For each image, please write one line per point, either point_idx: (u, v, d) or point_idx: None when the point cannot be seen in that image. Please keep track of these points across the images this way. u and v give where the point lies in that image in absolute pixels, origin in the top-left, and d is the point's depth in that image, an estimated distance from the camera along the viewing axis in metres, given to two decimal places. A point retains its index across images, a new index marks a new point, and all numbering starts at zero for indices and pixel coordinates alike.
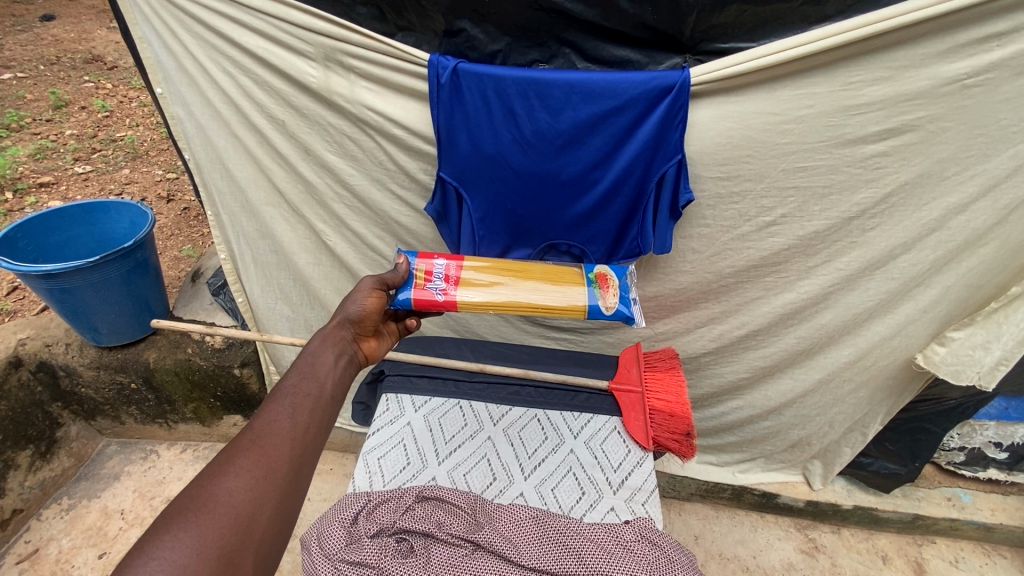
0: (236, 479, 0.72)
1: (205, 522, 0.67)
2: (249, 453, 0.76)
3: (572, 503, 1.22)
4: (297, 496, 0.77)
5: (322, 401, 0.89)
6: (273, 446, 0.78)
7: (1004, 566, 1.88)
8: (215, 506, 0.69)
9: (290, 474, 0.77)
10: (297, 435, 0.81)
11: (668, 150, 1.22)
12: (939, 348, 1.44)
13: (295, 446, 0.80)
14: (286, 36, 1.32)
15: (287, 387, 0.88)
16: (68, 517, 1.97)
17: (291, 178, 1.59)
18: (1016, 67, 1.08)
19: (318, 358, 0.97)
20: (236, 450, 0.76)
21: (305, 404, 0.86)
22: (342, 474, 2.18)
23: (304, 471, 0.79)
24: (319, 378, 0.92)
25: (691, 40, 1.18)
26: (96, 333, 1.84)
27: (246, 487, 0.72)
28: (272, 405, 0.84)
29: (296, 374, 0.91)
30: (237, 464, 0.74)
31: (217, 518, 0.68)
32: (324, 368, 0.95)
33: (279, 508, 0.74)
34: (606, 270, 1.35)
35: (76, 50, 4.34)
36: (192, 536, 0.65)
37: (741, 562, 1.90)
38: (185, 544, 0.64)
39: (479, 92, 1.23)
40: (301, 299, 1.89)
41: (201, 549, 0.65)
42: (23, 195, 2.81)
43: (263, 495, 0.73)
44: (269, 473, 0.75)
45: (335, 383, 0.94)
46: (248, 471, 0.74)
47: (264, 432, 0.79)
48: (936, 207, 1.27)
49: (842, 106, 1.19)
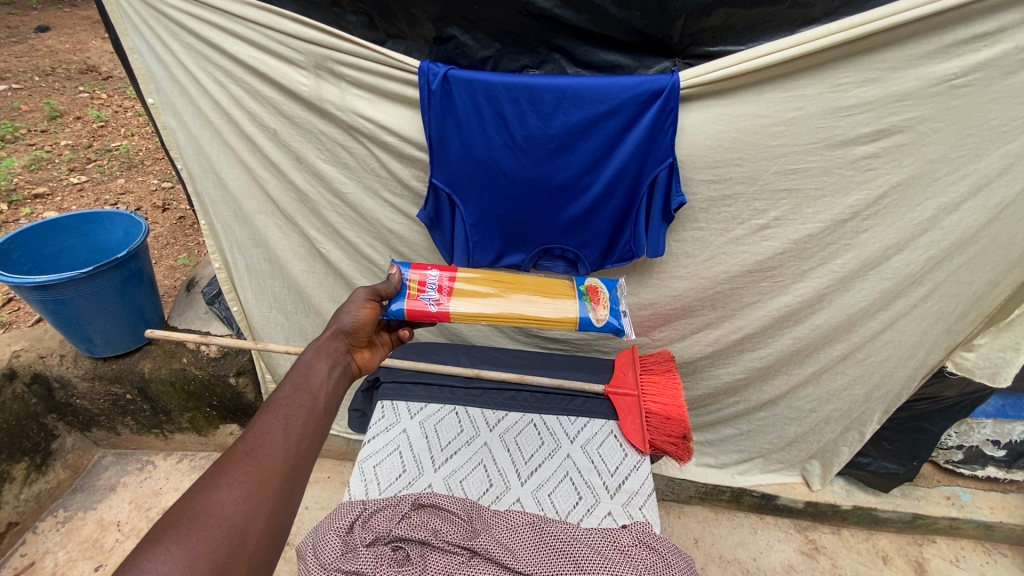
0: (229, 491, 0.72)
1: (198, 533, 0.67)
2: (242, 465, 0.76)
3: (569, 508, 1.21)
4: (289, 506, 0.76)
5: (316, 412, 0.89)
6: (266, 458, 0.78)
7: (1005, 565, 1.87)
8: (209, 518, 0.69)
9: (282, 485, 0.77)
10: (291, 445, 0.81)
11: (659, 154, 1.23)
12: (967, 353, 1.50)
13: (288, 457, 0.80)
14: (276, 44, 1.32)
15: (281, 399, 0.87)
16: (64, 529, 1.96)
17: (284, 187, 1.59)
18: (1005, 67, 1.08)
19: (312, 369, 0.96)
20: (230, 462, 0.76)
21: (299, 415, 0.86)
22: (341, 481, 2.17)
23: (296, 480, 0.79)
24: (313, 389, 0.92)
25: (680, 45, 1.18)
26: (91, 344, 1.83)
27: (239, 499, 0.72)
28: (266, 415, 0.83)
29: (290, 386, 0.91)
30: (230, 476, 0.74)
31: (210, 530, 0.68)
32: (318, 380, 0.95)
33: (272, 519, 0.73)
34: (596, 283, 1.37)
35: (71, 60, 4.34)
36: (185, 548, 0.65)
37: (741, 564, 1.89)
38: (177, 556, 0.64)
39: (470, 99, 1.23)
40: (296, 308, 1.88)
41: (194, 561, 0.64)
42: (18, 206, 2.79)
43: (256, 506, 0.73)
44: (262, 484, 0.75)
45: (329, 393, 0.94)
46: (241, 482, 0.74)
47: (259, 443, 0.79)
48: (928, 207, 1.27)
49: (832, 107, 1.19)
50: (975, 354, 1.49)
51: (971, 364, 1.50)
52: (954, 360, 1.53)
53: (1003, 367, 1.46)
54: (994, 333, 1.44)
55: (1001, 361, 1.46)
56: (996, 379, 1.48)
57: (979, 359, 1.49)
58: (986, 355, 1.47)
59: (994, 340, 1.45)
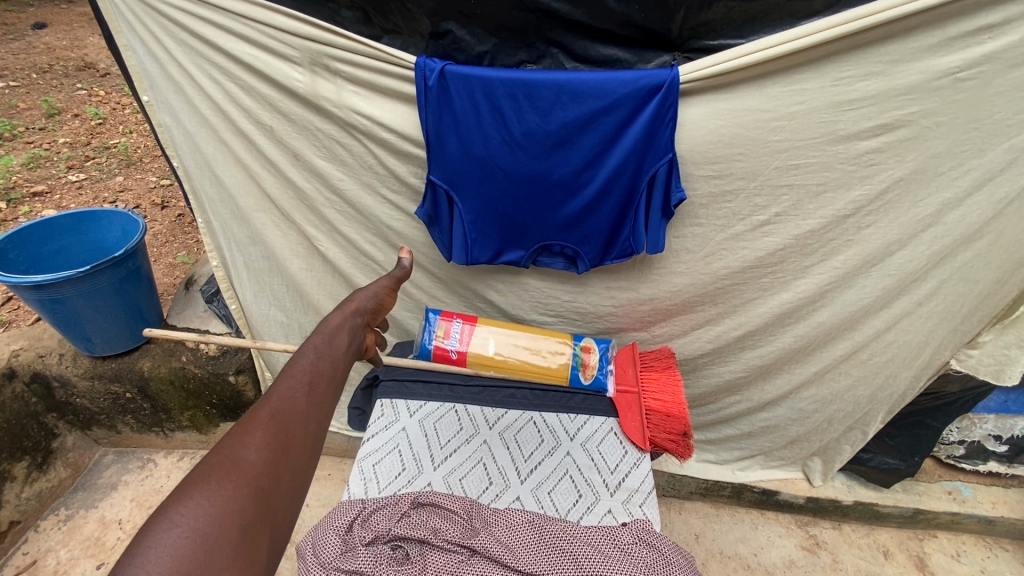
0: (255, 449, 0.66)
1: (226, 491, 0.61)
2: (268, 424, 0.70)
3: (569, 506, 1.21)
4: (311, 472, 0.71)
5: (337, 380, 0.83)
6: (292, 418, 0.72)
7: (1006, 559, 1.87)
8: (236, 475, 0.63)
9: (306, 449, 0.71)
10: (314, 408, 0.75)
11: (658, 150, 1.22)
12: (973, 351, 1.49)
13: (313, 420, 0.74)
14: (273, 41, 1.31)
15: (303, 362, 0.82)
16: (66, 528, 1.96)
17: (280, 184, 1.58)
18: (1010, 59, 1.07)
19: (333, 336, 0.91)
20: (255, 420, 0.70)
21: (321, 380, 0.80)
22: (341, 478, 2.17)
23: (321, 445, 0.73)
24: (334, 356, 0.87)
25: (679, 39, 1.17)
26: (89, 343, 1.83)
27: (265, 458, 0.66)
28: (288, 377, 0.78)
29: (311, 350, 0.85)
30: (256, 434, 0.68)
31: (238, 488, 0.62)
32: (339, 347, 0.90)
33: (296, 480, 0.68)
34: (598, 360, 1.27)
35: (68, 57, 4.32)
36: (214, 505, 0.59)
37: (742, 560, 1.88)
38: (206, 511, 0.59)
39: (466, 94, 1.22)
40: (295, 305, 1.88)
41: (223, 518, 0.59)
42: (17, 205, 2.78)
43: (279, 469, 0.67)
44: (287, 445, 0.69)
45: (348, 362, 0.89)
46: (267, 441, 0.68)
47: (283, 403, 0.73)
48: (932, 202, 1.26)
49: (834, 102, 1.18)
50: (979, 351, 1.48)
51: (975, 361, 1.50)
52: (958, 356, 1.52)
53: (1008, 365, 1.46)
54: (998, 329, 1.43)
55: (1006, 358, 1.45)
56: (1000, 378, 1.48)
57: (985, 356, 1.48)
58: (991, 350, 1.47)
59: (999, 337, 1.44)
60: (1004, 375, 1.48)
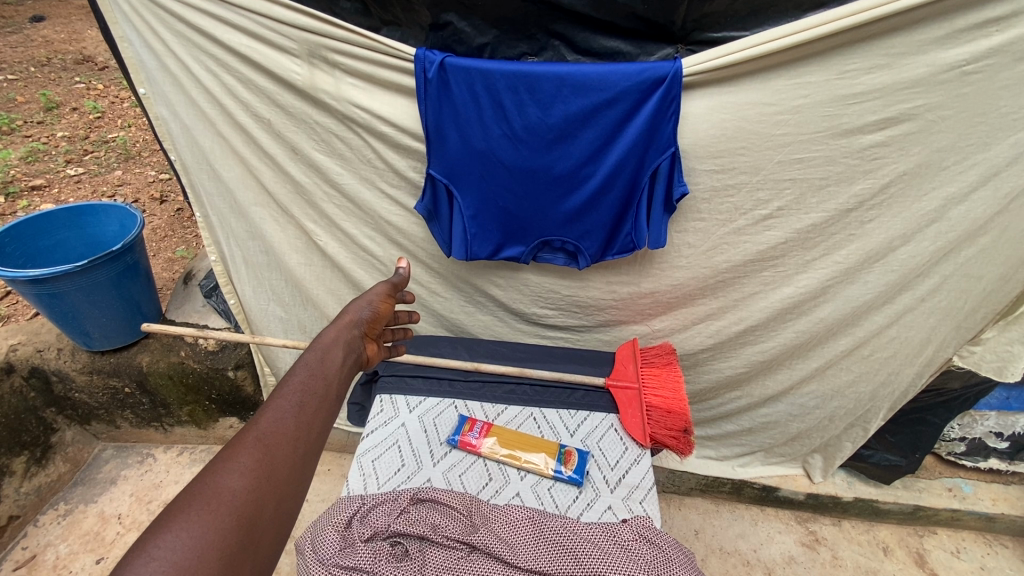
0: (239, 477, 0.65)
1: (209, 520, 0.59)
2: (254, 450, 0.68)
3: (569, 503, 1.20)
4: (297, 497, 0.69)
5: (328, 402, 0.81)
6: (279, 445, 0.70)
7: (1006, 556, 1.87)
8: (220, 503, 0.61)
9: (292, 474, 0.69)
10: (302, 435, 0.74)
11: (661, 143, 1.20)
12: (976, 348, 1.48)
13: (300, 447, 0.72)
14: (270, 33, 1.29)
15: (294, 384, 0.80)
16: (65, 522, 1.96)
17: (279, 178, 1.57)
18: (1017, 52, 1.05)
19: (327, 356, 0.90)
20: (241, 446, 0.68)
21: (312, 403, 0.78)
22: (341, 474, 2.17)
23: (306, 472, 0.71)
24: (327, 376, 0.85)
25: (683, 30, 1.15)
26: (88, 338, 1.82)
27: (248, 487, 0.64)
28: (277, 400, 0.76)
29: (304, 370, 0.84)
30: (241, 461, 0.66)
31: (220, 517, 0.60)
32: (332, 367, 0.88)
33: (279, 509, 0.66)
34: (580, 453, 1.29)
35: (66, 50, 4.29)
36: (194, 537, 0.58)
37: (742, 556, 1.88)
38: (186, 544, 0.57)
39: (466, 86, 1.20)
40: (294, 300, 1.87)
41: (202, 551, 0.57)
42: (15, 199, 2.77)
43: (263, 496, 0.65)
44: (272, 474, 0.67)
45: (341, 382, 0.87)
46: (253, 469, 0.66)
47: (270, 427, 0.71)
48: (937, 197, 1.25)
49: (838, 95, 1.16)
50: (981, 348, 1.47)
51: (978, 358, 1.49)
52: (960, 353, 1.51)
53: (1010, 361, 1.46)
54: (1001, 326, 1.43)
55: (1008, 355, 1.45)
56: (1003, 374, 1.47)
57: (987, 352, 1.48)
58: (994, 346, 1.46)
59: (1002, 334, 1.44)
60: (1006, 372, 1.48)
